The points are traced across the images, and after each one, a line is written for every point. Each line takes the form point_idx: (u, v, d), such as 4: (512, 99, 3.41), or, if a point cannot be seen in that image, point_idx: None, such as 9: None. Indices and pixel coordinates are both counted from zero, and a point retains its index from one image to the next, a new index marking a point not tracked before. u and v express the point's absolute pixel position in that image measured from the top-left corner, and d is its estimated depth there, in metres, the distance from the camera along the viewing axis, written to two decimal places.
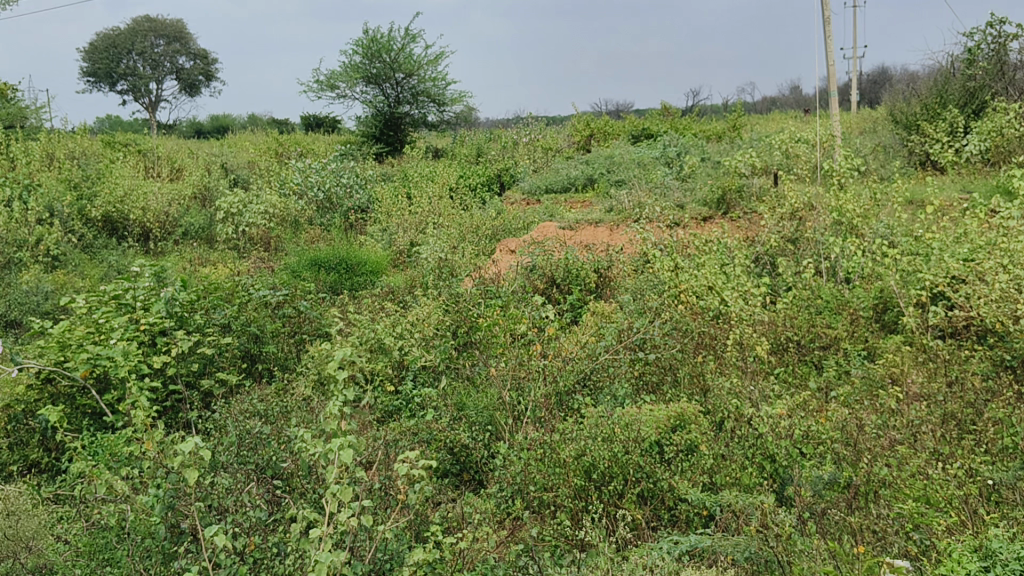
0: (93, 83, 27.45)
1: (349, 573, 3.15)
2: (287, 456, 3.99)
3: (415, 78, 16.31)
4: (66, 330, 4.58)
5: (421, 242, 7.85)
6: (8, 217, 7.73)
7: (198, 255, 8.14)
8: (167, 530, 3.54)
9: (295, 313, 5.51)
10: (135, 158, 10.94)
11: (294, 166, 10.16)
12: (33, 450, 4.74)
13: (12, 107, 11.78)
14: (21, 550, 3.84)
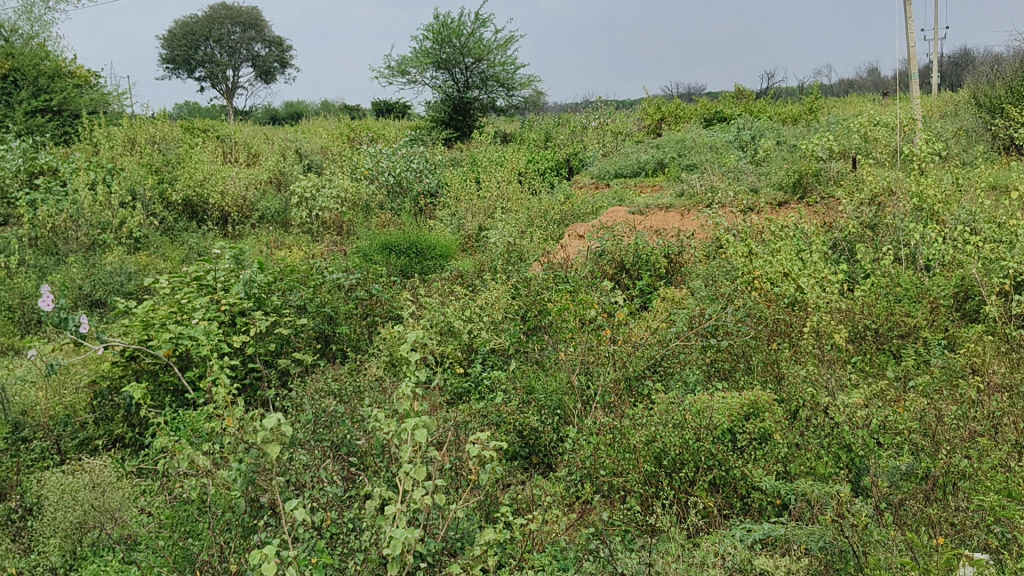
0: (173, 70, 28.29)
1: (423, 551, 3.18)
2: (362, 435, 4.08)
3: (485, 62, 16.33)
4: (150, 309, 4.76)
5: (490, 226, 7.88)
6: (94, 200, 8.01)
7: (273, 238, 8.32)
8: (248, 504, 3.67)
9: (367, 295, 5.53)
10: (214, 144, 11.24)
11: (365, 151, 10.28)
12: (118, 425, 4.98)
13: (96, 93, 12.16)
14: (108, 521, 4.08)
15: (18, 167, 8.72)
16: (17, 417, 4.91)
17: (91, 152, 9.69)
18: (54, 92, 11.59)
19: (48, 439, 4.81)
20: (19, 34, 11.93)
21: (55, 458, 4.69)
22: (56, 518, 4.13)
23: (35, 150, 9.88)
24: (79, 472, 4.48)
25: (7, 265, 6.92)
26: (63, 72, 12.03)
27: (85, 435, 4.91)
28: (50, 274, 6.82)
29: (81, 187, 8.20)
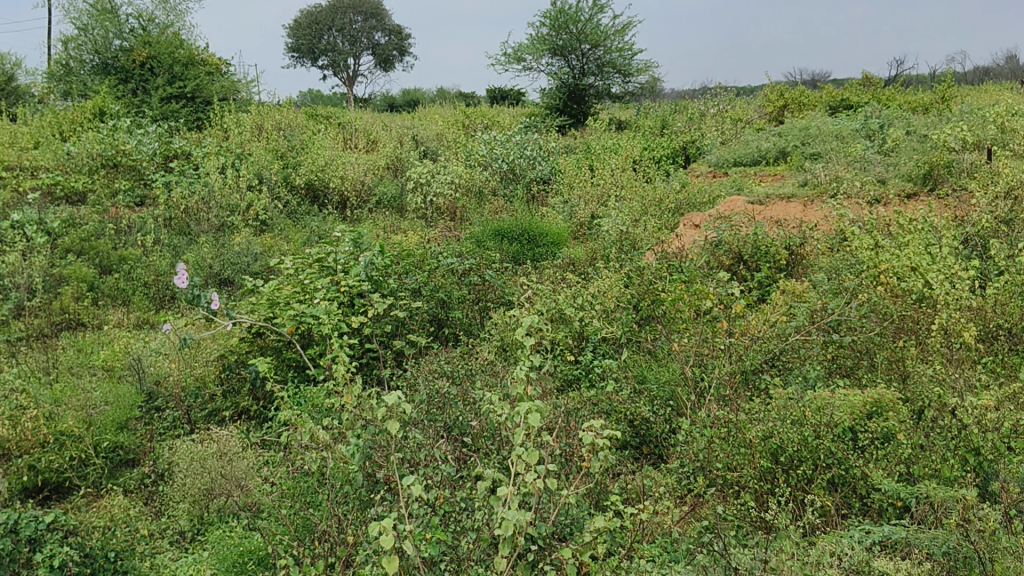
0: (298, 58, 29.67)
1: (535, 535, 3.20)
2: (475, 417, 4.16)
3: (601, 48, 16.32)
4: (275, 288, 5.09)
5: (604, 214, 7.86)
6: (223, 183, 8.41)
7: (390, 222, 8.52)
8: (365, 478, 3.81)
9: (480, 281, 5.61)
10: (336, 130, 11.61)
11: (480, 138, 10.47)
12: (244, 398, 5.21)
13: (226, 81, 12.69)
14: (234, 489, 4.31)
15: (154, 151, 9.23)
16: (152, 387, 5.26)
17: (221, 137, 10.17)
18: (188, 78, 12.17)
19: (180, 410, 5.12)
20: (157, 23, 12.59)
21: (185, 427, 4.99)
22: (186, 484, 4.42)
23: (170, 134, 10.42)
24: (207, 441, 4.73)
25: (144, 243, 7.34)
26: (198, 59, 12.63)
27: (214, 406, 5.17)
28: (183, 253, 7.20)
29: (211, 171, 8.61)
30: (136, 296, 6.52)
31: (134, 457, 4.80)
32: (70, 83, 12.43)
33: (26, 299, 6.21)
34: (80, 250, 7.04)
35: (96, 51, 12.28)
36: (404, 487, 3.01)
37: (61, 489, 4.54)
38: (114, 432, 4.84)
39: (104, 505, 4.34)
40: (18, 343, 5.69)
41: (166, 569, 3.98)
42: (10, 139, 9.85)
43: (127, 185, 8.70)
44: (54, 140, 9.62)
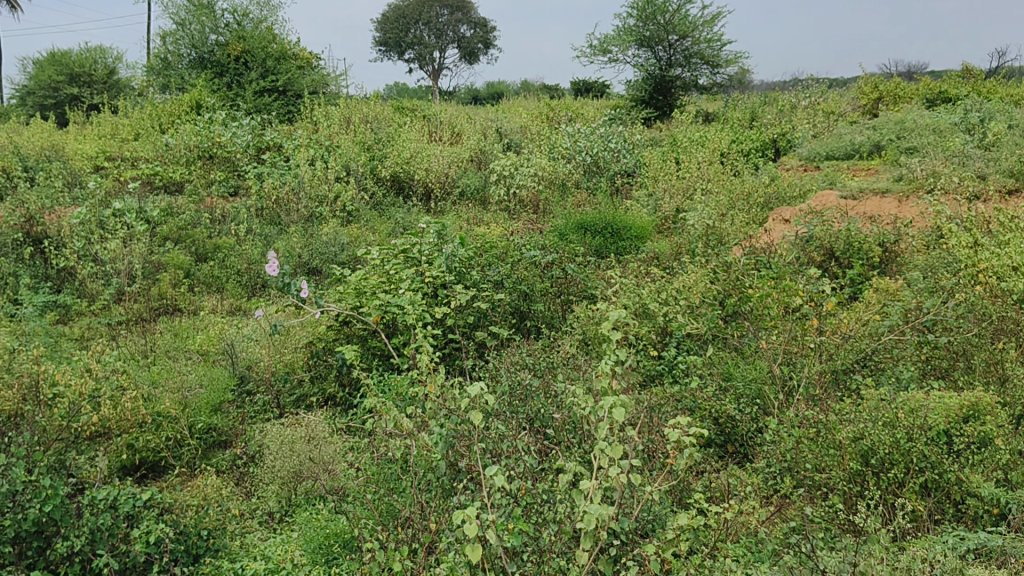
0: (387, 52, 30.84)
1: (617, 530, 3.17)
2: (557, 410, 4.17)
3: (689, 39, 16.32)
4: (363, 278, 5.25)
5: (689, 208, 7.76)
6: (313, 174, 8.63)
7: (473, 214, 8.59)
8: (448, 467, 3.86)
9: (562, 275, 5.69)
10: (421, 123, 11.76)
11: (565, 131, 10.50)
12: (330, 385, 5.33)
13: (317, 75, 13.02)
14: (321, 473, 4.44)
15: (247, 143, 9.53)
16: (244, 371, 5.45)
17: (310, 129, 10.43)
18: (280, 72, 12.51)
19: (269, 394, 5.30)
20: (251, 18, 12.98)
21: (274, 411, 5.17)
22: (276, 466, 4.58)
23: (263, 127, 10.75)
24: (296, 425, 4.89)
25: (236, 232, 7.58)
26: (290, 53, 12.98)
27: (302, 391, 5.33)
28: (274, 243, 7.41)
29: (301, 163, 8.84)
30: (230, 284, 6.76)
31: (227, 439, 4.99)
32: (169, 76, 12.93)
33: (127, 284, 6.48)
34: (177, 239, 7.33)
35: (193, 45, 12.75)
36: (488, 474, 3.02)
37: (157, 467, 4.75)
38: (208, 414, 5.03)
39: (198, 484, 4.51)
40: (119, 327, 5.95)
41: (255, 548, 4.11)
42: (113, 130, 10.30)
43: (221, 176, 8.99)
44: (154, 132, 10.02)
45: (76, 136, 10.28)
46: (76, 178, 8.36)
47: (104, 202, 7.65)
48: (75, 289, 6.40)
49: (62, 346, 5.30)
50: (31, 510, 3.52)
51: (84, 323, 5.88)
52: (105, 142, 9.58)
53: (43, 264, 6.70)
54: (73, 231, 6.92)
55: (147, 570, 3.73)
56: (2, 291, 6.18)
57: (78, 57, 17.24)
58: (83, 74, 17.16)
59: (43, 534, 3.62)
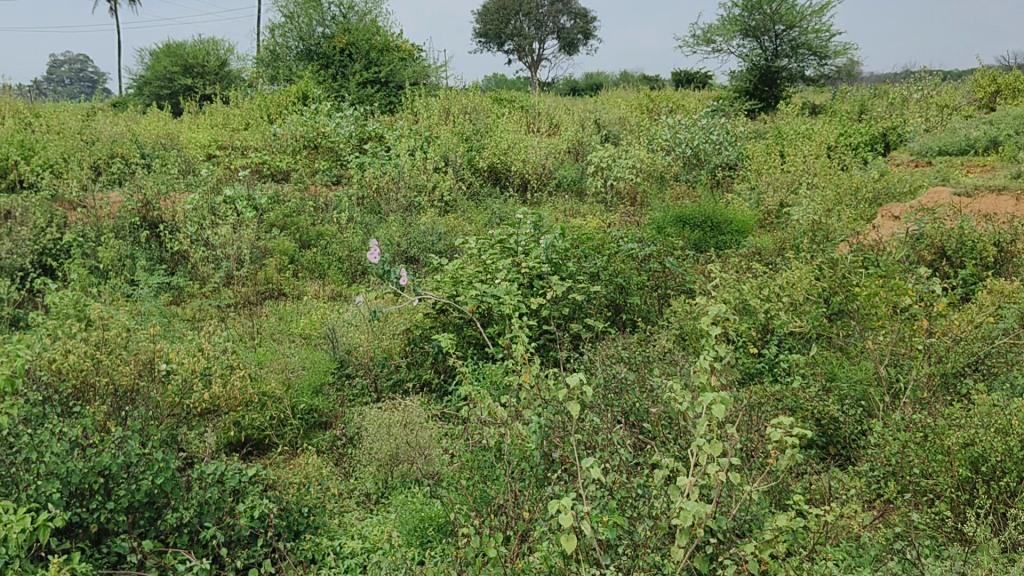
0: (487, 43, 31.31)
1: (714, 528, 3.12)
2: (652, 405, 4.15)
3: (797, 29, 15.90)
4: (459, 268, 5.35)
5: (793, 203, 7.59)
6: (412, 164, 8.79)
7: (570, 206, 8.59)
8: (542, 457, 3.90)
9: (660, 268, 5.63)
10: (520, 114, 11.81)
11: (665, 122, 10.41)
12: (426, 371, 5.43)
13: (418, 65, 13.23)
14: (417, 457, 4.56)
15: (350, 133, 9.77)
16: (344, 355, 5.62)
17: (411, 121, 10.62)
18: (383, 64, 12.77)
19: (368, 378, 5.45)
20: (356, 10, 13.30)
21: (372, 395, 5.31)
22: (374, 448, 4.71)
23: (366, 117, 11.01)
24: (393, 410, 5.01)
25: (339, 221, 7.79)
26: (393, 46, 13.21)
27: (399, 376, 5.45)
28: (374, 231, 7.58)
29: (401, 153, 9.04)
30: (332, 270, 6.97)
31: (327, 420, 5.17)
32: (277, 68, 13.36)
33: (236, 268, 6.75)
34: (283, 226, 7.60)
35: (301, 38, 13.14)
36: (585, 467, 3.00)
37: (262, 445, 4.96)
38: (310, 396, 5.23)
39: (299, 463, 4.67)
40: (228, 309, 6.21)
41: (353, 527, 4.22)
42: (224, 120, 10.71)
43: (325, 165, 9.24)
44: (262, 122, 10.39)
45: (190, 124, 10.73)
46: (189, 165, 8.73)
47: (215, 189, 7.98)
48: (187, 272, 6.71)
49: (175, 325, 5.57)
50: (144, 482, 3.73)
51: (196, 305, 6.16)
52: (217, 131, 9.97)
53: (158, 248, 7.04)
54: (187, 217, 7.25)
55: (251, 543, 3.90)
56: (121, 272, 6.53)
57: (193, 48, 17.91)
58: (197, 65, 17.82)
59: (154, 505, 3.82)
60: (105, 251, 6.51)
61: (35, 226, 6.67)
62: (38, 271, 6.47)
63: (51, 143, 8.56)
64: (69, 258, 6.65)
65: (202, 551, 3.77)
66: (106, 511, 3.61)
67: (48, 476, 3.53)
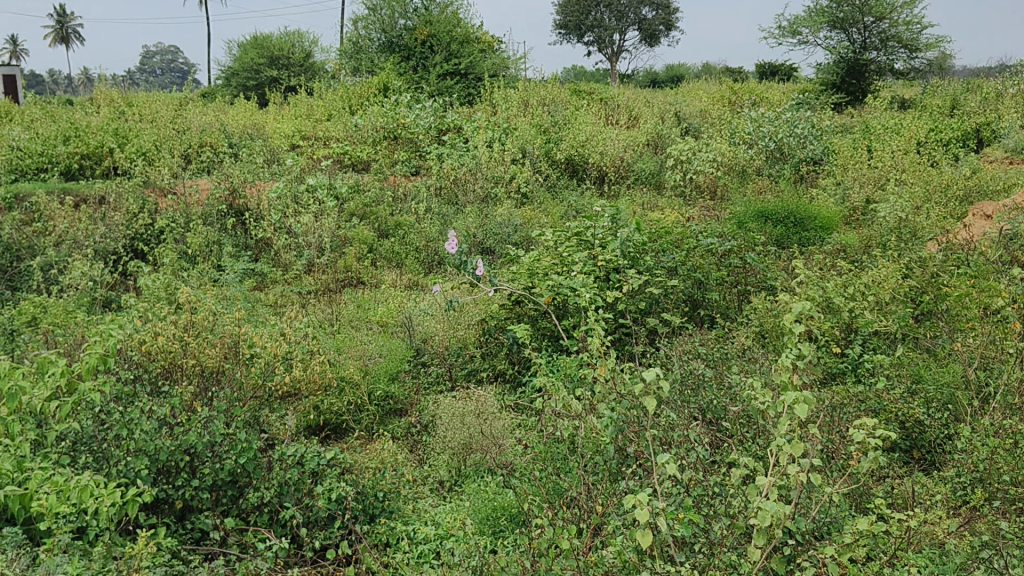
0: (566, 35, 31.46)
1: (792, 529, 3.02)
2: (730, 402, 4.09)
3: (887, 21, 15.61)
4: (535, 260, 5.38)
5: (880, 200, 7.39)
6: (490, 156, 8.86)
7: (648, 199, 8.51)
8: (617, 451, 3.88)
9: (740, 263, 5.64)
10: (599, 106, 11.79)
11: (747, 115, 10.27)
12: (501, 362, 5.47)
13: (498, 57, 13.31)
14: (491, 446, 4.61)
15: (430, 125, 9.88)
16: (420, 344, 5.71)
17: (490, 112, 10.67)
18: (463, 56, 12.86)
19: (443, 367, 5.53)
20: (438, 2, 13.42)
21: (447, 384, 5.38)
22: (448, 437, 4.77)
23: (445, 108, 11.12)
24: (467, 399, 5.06)
25: (417, 211, 7.89)
26: (473, 37, 13.27)
27: (474, 365, 5.50)
28: (451, 221, 7.64)
29: (479, 145, 9.12)
30: (409, 260, 7.07)
31: (403, 407, 5.26)
32: (359, 59, 13.58)
33: (317, 256, 6.91)
34: (363, 216, 7.75)
35: (383, 30, 13.33)
36: (661, 464, 2.96)
37: (339, 429, 5.06)
38: (387, 382, 5.32)
39: (375, 448, 4.76)
40: (309, 295, 6.36)
41: (427, 513, 4.27)
42: (308, 111, 10.95)
43: (405, 156, 9.36)
44: (344, 113, 10.59)
45: (275, 114, 11.01)
46: (274, 154, 8.96)
47: (298, 178, 8.18)
48: (270, 258, 6.90)
49: (259, 310, 5.72)
50: (228, 462, 3.86)
51: (278, 291, 6.32)
52: (300, 121, 10.20)
53: (244, 235, 7.26)
54: (271, 205, 7.46)
55: (328, 525, 3.98)
56: (208, 257, 6.74)
57: (278, 40, 18.34)
58: (282, 57, 18.23)
59: (237, 484, 3.95)
60: (194, 237, 6.73)
61: (128, 212, 6.95)
62: (130, 255, 6.74)
63: (144, 131, 8.89)
64: (159, 243, 6.91)
65: (282, 530, 3.87)
66: (191, 488, 3.77)
67: (137, 453, 3.71)
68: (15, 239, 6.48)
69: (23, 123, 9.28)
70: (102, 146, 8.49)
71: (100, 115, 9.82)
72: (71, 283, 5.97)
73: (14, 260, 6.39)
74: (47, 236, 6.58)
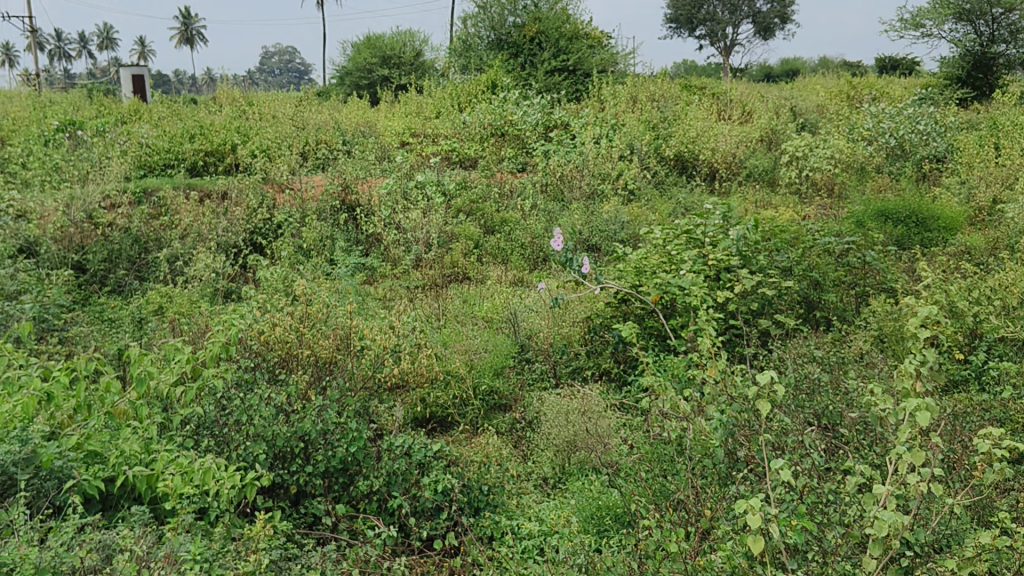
0: (675, 29, 31.12)
1: (911, 541, 2.81)
2: (846, 408, 3.93)
3: (1017, 13, 14.82)
4: (643, 257, 5.31)
5: (1010, 199, 6.99)
6: (598, 153, 8.81)
7: (760, 197, 8.28)
8: (726, 454, 3.77)
9: (859, 263, 5.49)
10: (710, 101, 11.56)
11: (866, 111, 9.91)
12: (606, 360, 5.43)
13: (606, 52, 13.22)
14: (596, 444, 4.58)
15: (537, 121, 9.90)
16: (525, 340, 5.74)
17: (598, 108, 10.62)
18: (571, 51, 12.80)
19: (547, 363, 5.53)
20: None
21: (551, 380, 5.38)
22: (552, 434, 4.77)
23: (552, 104, 11.13)
24: (572, 397, 5.05)
25: (523, 208, 7.92)
26: (583, 33, 13.22)
27: (579, 363, 5.49)
28: (557, 218, 7.63)
29: (587, 141, 9.08)
30: (515, 257, 7.10)
31: (507, 402, 5.28)
32: (469, 57, 13.75)
33: (424, 252, 7.03)
34: (471, 212, 7.84)
35: (492, 27, 13.47)
36: (774, 468, 2.83)
37: (445, 422, 5.13)
38: (492, 377, 5.36)
39: (480, 443, 4.78)
40: (417, 290, 6.48)
41: (531, 509, 4.26)
42: (418, 108, 11.15)
43: (512, 153, 9.41)
44: (454, 110, 10.74)
45: (387, 112, 11.26)
46: (384, 151, 9.15)
47: (407, 175, 8.34)
48: (380, 253, 7.07)
49: (369, 304, 5.85)
50: (339, 449, 3.97)
51: (388, 285, 6.46)
52: (410, 119, 10.39)
53: (355, 230, 7.45)
54: (381, 201, 7.63)
55: (434, 516, 4.03)
56: (321, 251, 6.95)
57: (391, 40, 18.78)
58: (394, 56, 18.62)
59: (348, 471, 4.05)
60: (309, 231, 6.95)
61: (248, 207, 7.24)
62: (249, 248, 7.02)
63: (263, 129, 9.24)
64: (276, 237, 7.18)
65: (389, 519, 3.94)
66: (304, 474, 3.89)
67: (255, 438, 3.87)
68: (144, 233, 6.85)
69: (152, 121, 9.80)
70: (224, 144, 8.88)
71: (223, 114, 10.25)
72: (195, 274, 6.26)
73: (143, 252, 6.75)
74: (172, 229, 6.92)
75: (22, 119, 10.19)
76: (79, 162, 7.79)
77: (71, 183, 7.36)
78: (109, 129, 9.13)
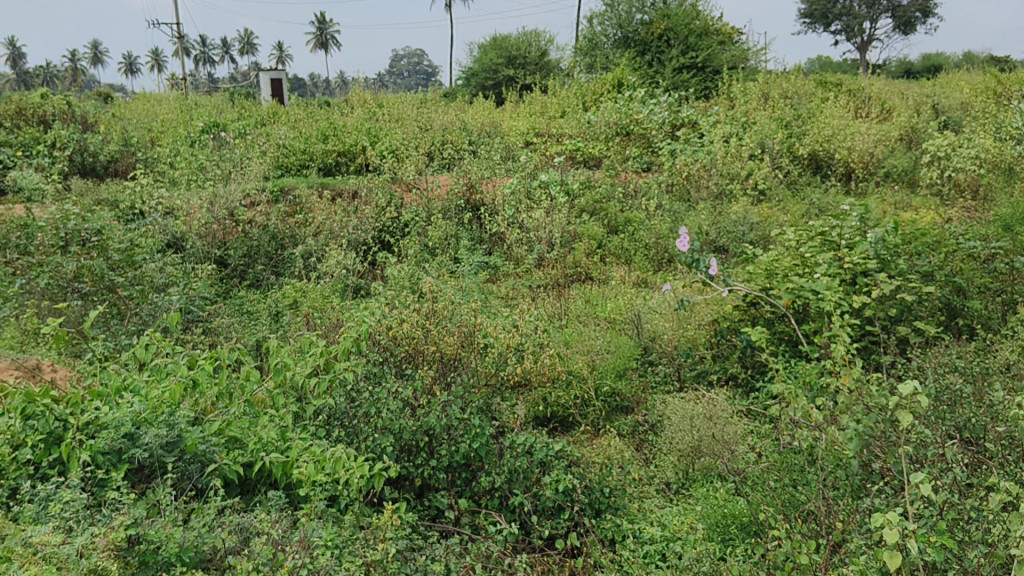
0: (810, 24, 30.23)
1: None
2: (993, 421, 3.67)
3: None
4: (774, 260, 5.14)
5: None
6: (726, 151, 8.60)
7: (899, 198, 7.90)
8: (861, 466, 3.58)
9: (1007, 269, 5.15)
10: (847, 98, 11.09)
11: (1018, 108, 9.29)
12: (732, 364, 5.30)
13: (737, 48, 12.92)
14: (720, 450, 4.47)
15: (663, 119, 9.75)
16: (649, 342, 5.67)
17: (727, 106, 10.36)
18: (700, 48, 12.55)
19: (671, 366, 5.44)
20: None
21: (675, 384, 5.29)
22: (675, 438, 4.68)
23: (680, 102, 10.96)
24: (695, 401, 4.94)
25: (648, 208, 7.83)
26: (713, 29, 12.91)
27: (704, 367, 5.37)
28: (683, 218, 7.51)
29: (715, 140, 8.87)
30: (639, 257, 7.03)
31: (630, 404, 5.23)
32: (594, 56, 13.70)
33: (546, 251, 7.05)
34: (594, 211, 7.83)
35: (620, 25, 13.40)
36: (914, 480, 2.66)
37: (566, 422, 5.12)
38: (614, 378, 5.32)
39: (603, 443, 4.76)
40: (540, 289, 6.52)
41: (653, 514, 4.19)
42: (543, 108, 11.20)
43: (637, 153, 9.33)
44: (579, 110, 10.74)
45: (514, 112, 11.38)
46: (509, 151, 9.24)
47: (532, 174, 8.39)
48: (503, 252, 7.14)
49: (493, 302, 5.91)
50: (461, 445, 4.03)
51: (512, 284, 6.51)
52: (535, 119, 10.45)
53: (478, 229, 7.55)
54: (505, 201, 7.70)
55: (555, 515, 4.02)
56: (446, 249, 7.08)
57: (518, 40, 18.98)
58: (520, 56, 18.81)
59: (470, 467, 4.10)
60: (435, 230, 7.09)
61: (377, 206, 7.47)
62: (376, 246, 7.23)
63: (393, 130, 9.50)
64: (403, 235, 7.37)
65: (510, 515, 3.97)
66: (428, 467, 3.96)
67: (383, 430, 3.98)
68: (280, 229, 7.17)
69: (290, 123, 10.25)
70: (355, 145, 9.19)
71: (356, 116, 10.61)
72: (327, 270, 6.49)
73: (279, 248, 7.06)
74: (306, 227, 7.21)
75: (173, 121, 10.85)
76: (221, 161, 8.22)
77: (214, 181, 7.77)
78: (250, 130, 9.60)
